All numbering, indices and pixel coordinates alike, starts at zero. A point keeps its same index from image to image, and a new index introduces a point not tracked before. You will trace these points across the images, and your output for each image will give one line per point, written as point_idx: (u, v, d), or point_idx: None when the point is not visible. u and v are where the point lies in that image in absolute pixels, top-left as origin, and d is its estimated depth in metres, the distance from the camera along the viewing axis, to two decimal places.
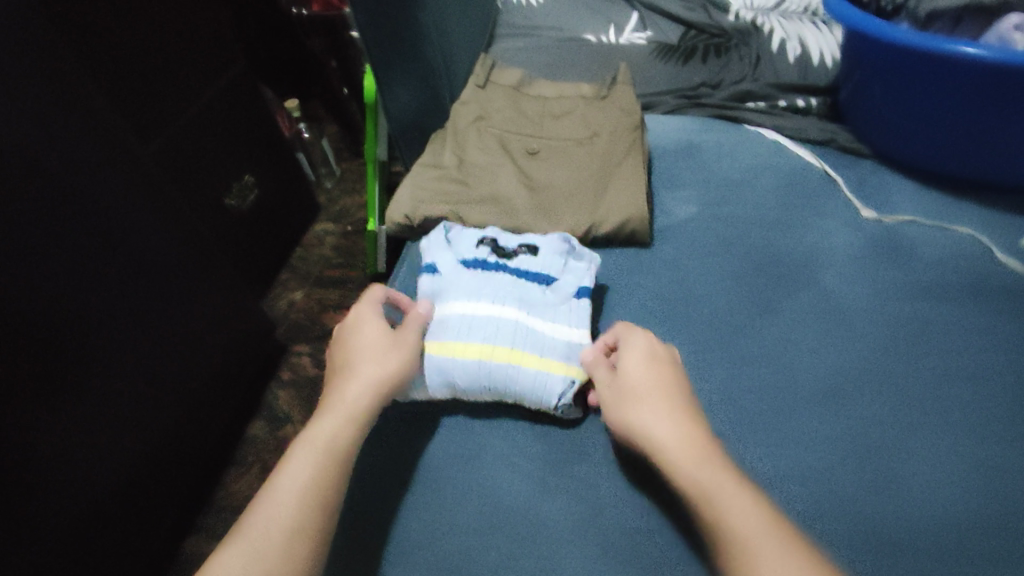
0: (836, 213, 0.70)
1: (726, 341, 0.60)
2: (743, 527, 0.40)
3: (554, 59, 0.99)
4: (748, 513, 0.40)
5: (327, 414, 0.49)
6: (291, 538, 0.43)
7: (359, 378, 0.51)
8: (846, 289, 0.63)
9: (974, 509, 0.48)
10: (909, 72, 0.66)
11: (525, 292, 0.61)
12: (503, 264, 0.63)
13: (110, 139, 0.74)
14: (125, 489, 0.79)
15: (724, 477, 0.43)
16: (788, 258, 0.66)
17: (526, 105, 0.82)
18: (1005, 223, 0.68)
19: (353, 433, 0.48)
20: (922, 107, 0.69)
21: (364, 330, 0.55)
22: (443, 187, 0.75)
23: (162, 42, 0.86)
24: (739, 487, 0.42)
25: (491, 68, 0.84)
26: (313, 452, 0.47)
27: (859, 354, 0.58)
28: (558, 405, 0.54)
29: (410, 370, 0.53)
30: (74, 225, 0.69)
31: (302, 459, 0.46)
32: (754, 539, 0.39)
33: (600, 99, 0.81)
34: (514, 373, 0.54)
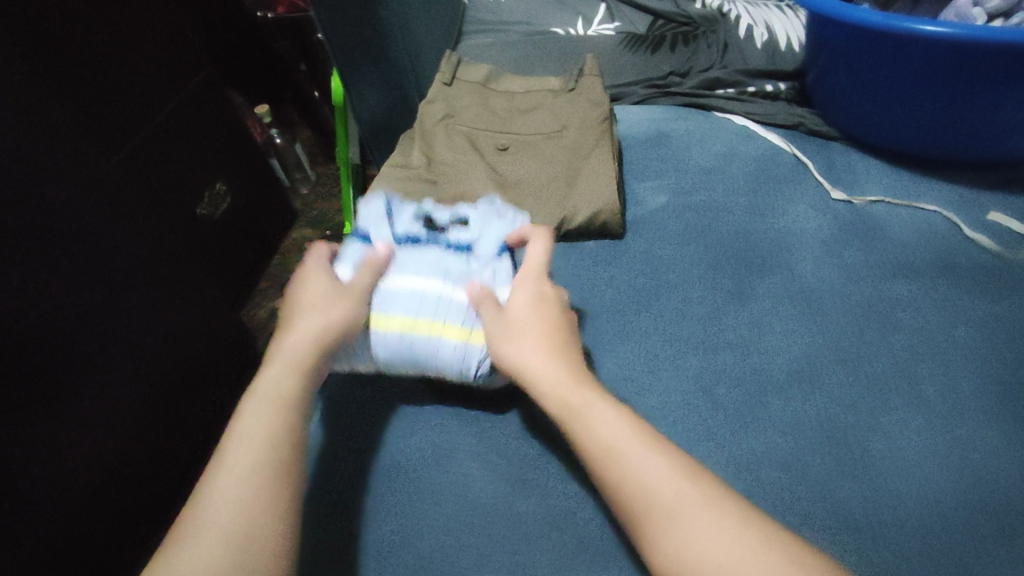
0: (806, 196, 0.70)
1: (702, 329, 0.60)
2: (675, 504, 0.41)
3: (522, 54, 0.99)
4: (660, 466, 0.43)
5: (267, 372, 0.48)
6: (246, 500, 0.41)
7: (299, 331, 0.50)
8: (817, 272, 0.64)
9: (950, 483, 0.48)
10: (874, 55, 0.67)
11: (449, 261, 0.61)
12: (433, 237, 0.65)
13: (71, 150, 0.72)
14: (103, 507, 0.77)
15: (630, 432, 0.45)
16: (759, 244, 0.67)
17: (494, 101, 0.82)
18: (971, 200, 0.68)
19: (297, 383, 0.47)
20: (884, 89, 0.69)
21: (308, 285, 0.54)
22: (414, 187, 0.74)
23: (125, 48, 0.85)
24: (645, 441, 0.44)
25: (457, 64, 0.83)
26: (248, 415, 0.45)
27: (833, 335, 0.58)
28: (474, 371, 0.54)
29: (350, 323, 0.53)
30: (38, 237, 0.67)
31: (250, 418, 0.45)
32: (669, 494, 0.41)
33: (568, 92, 0.80)
34: (432, 341, 0.54)
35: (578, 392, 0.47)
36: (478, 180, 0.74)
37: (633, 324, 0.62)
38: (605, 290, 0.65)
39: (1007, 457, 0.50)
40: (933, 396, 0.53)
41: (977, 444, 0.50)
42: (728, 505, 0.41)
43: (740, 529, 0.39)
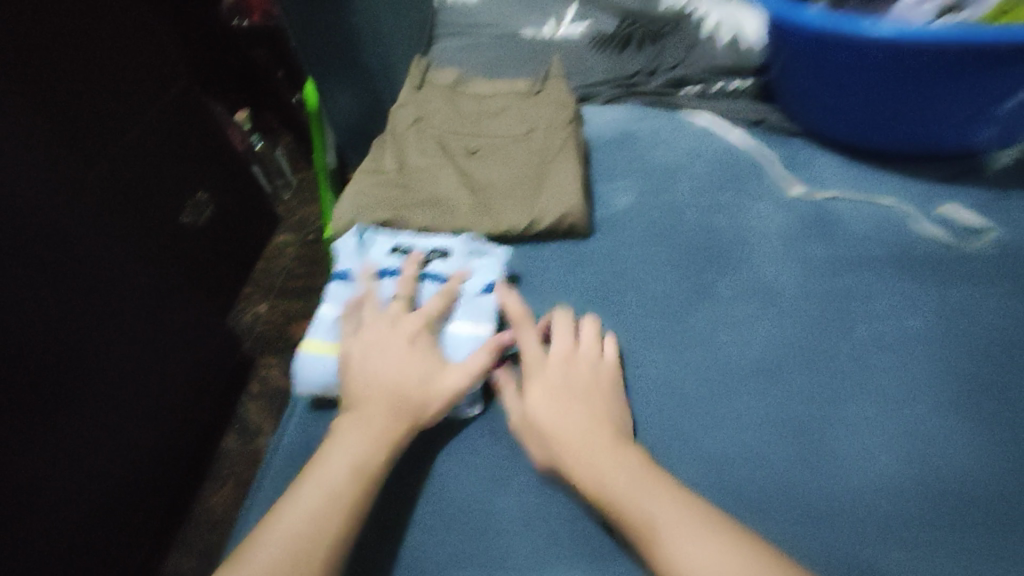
0: (768, 193, 0.72)
1: (665, 327, 0.62)
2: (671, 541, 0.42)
3: (493, 58, 1.00)
4: (664, 507, 0.44)
5: (354, 433, 0.51)
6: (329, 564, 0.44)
7: (379, 398, 0.53)
8: (777, 267, 0.65)
9: (902, 470, 0.50)
10: (825, 56, 0.69)
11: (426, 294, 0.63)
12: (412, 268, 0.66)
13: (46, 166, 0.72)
14: (95, 521, 0.78)
15: (640, 477, 0.46)
16: (722, 241, 0.68)
17: (464, 105, 0.83)
18: (926, 191, 0.70)
19: (382, 455, 0.50)
20: (840, 87, 0.71)
21: (391, 348, 0.57)
22: (385, 194, 0.75)
23: (94, 64, 0.85)
24: (657, 485, 0.45)
25: (425, 69, 0.84)
26: (329, 477, 0.48)
27: (791, 330, 0.60)
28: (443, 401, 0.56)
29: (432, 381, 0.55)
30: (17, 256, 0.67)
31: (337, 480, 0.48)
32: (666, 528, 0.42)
33: (534, 94, 0.81)
34: None
35: (590, 445, 0.49)
36: (448, 184, 0.75)
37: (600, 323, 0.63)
38: (571, 291, 0.66)
39: (958, 441, 0.51)
40: (889, 384, 0.55)
41: (934, 430, 0.52)
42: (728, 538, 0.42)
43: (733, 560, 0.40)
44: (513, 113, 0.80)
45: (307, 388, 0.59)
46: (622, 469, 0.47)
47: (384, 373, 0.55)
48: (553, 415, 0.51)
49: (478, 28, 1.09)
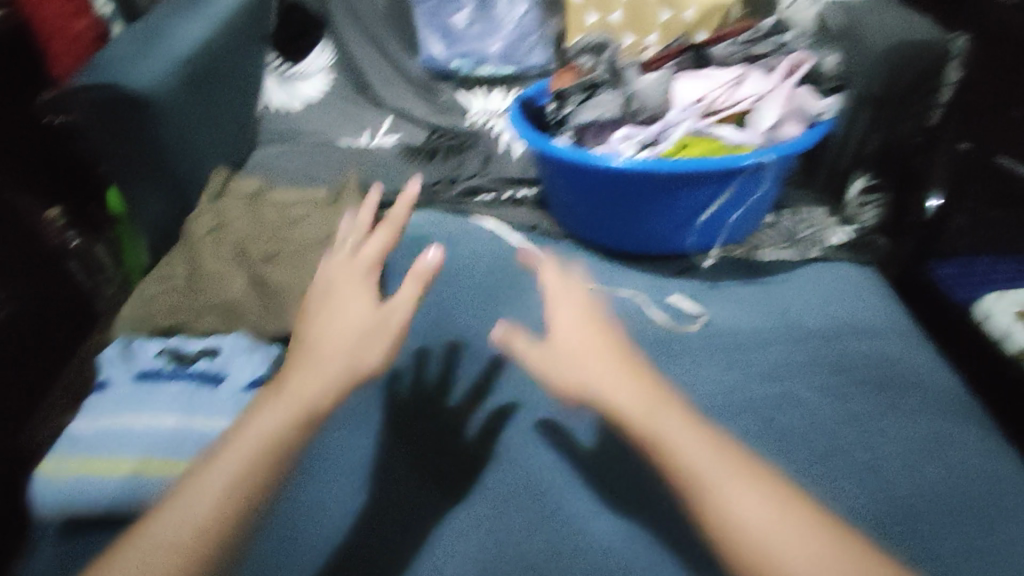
0: (534, 285, 0.79)
1: (423, 416, 0.64)
2: (703, 466, 0.43)
3: (308, 163, 1.06)
4: (702, 450, 0.44)
5: (245, 430, 0.45)
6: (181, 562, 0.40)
7: (333, 359, 0.47)
8: (533, 352, 0.70)
9: (620, 536, 0.54)
10: (572, 176, 0.80)
11: (190, 398, 0.62)
12: (178, 373, 0.64)
13: None
14: None
15: (685, 433, 0.44)
16: (487, 331, 0.73)
17: (265, 211, 0.87)
18: (662, 284, 0.80)
19: (287, 428, 0.44)
20: (589, 201, 0.82)
21: (351, 305, 0.51)
22: (170, 302, 0.76)
23: None
24: (689, 427, 0.45)
25: (224, 180, 0.88)
26: (221, 470, 0.43)
27: (536, 411, 0.63)
28: None
29: (360, 355, 0.48)
30: None
31: (224, 467, 0.43)
32: (709, 474, 0.42)
33: (331, 204, 0.87)
34: (140, 486, 0.54)
35: (634, 391, 0.46)
36: (238, 290, 0.78)
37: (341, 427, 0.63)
38: None
39: (667, 503, 0.55)
40: (607, 460, 0.59)
41: (637, 504, 0.56)
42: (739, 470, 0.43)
43: (729, 485, 0.42)
44: (311, 221, 0.85)
45: (47, 512, 0.55)
46: (672, 406, 0.46)
47: (321, 327, 0.50)
48: (563, 342, 0.50)
49: (303, 134, 1.18)
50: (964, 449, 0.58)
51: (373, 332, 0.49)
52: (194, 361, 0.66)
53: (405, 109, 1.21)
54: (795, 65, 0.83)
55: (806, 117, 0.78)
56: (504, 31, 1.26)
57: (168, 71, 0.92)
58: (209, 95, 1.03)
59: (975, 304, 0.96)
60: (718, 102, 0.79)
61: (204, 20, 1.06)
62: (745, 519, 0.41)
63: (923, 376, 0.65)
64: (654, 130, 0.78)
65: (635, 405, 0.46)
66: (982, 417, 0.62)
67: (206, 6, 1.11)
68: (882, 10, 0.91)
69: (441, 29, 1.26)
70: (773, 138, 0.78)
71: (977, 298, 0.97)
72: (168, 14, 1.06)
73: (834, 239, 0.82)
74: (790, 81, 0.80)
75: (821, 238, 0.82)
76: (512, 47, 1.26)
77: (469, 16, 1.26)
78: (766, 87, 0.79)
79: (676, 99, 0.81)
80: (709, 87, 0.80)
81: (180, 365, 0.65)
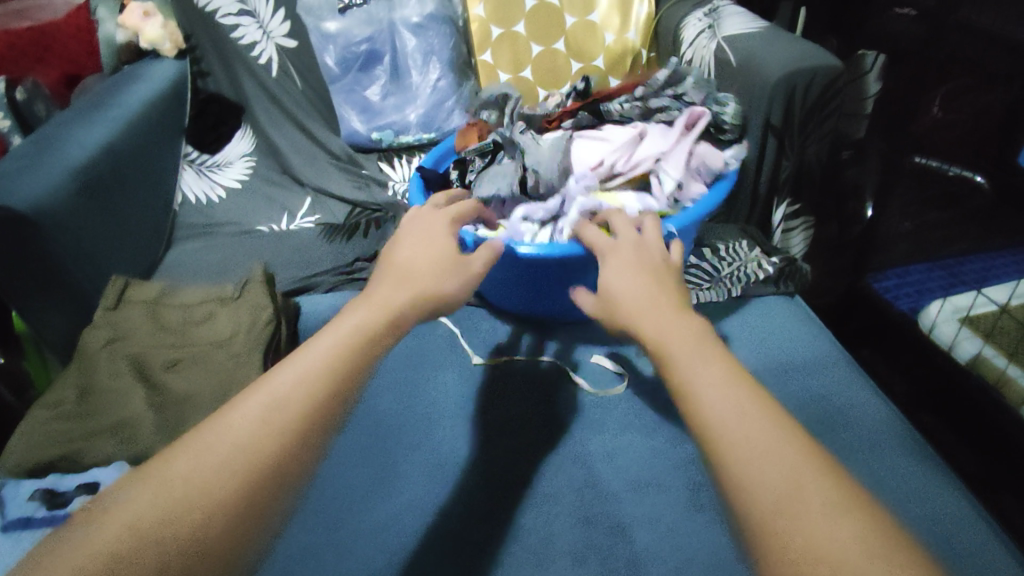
0: (453, 365, 0.84)
1: (340, 519, 0.67)
2: (749, 456, 0.32)
3: (225, 257, 1.01)
4: (735, 410, 0.35)
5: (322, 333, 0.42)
6: (243, 454, 0.36)
7: (419, 275, 0.47)
8: (452, 440, 0.74)
9: None
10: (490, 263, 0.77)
11: None
12: (50, 517, 0.61)
13: None
14: None
15: (725, 378, 0.37)
16: (409, 421, 0.77)
17: (168, 317, 0.83)
18: (578, 348, 0.85)
19: (381, 327, 0.43)
20: (509, 283, 0.81)
21: (427, 242, 0.51)
22: (59, 429, 0.70)
23: None
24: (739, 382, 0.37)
25: (121, 288, 0.84)
26: (291, 375, 0.40)
27: (452, 504, 0.67)
28: None
29: (444, 278, 0.48)
30: None
31: (309, 359, 0.41)
32: (743, 441, 0.33)
33: (237, 298, 0.83)
34: None
35: (667, 324, 0.41)
36: (137, 406, 0.71)
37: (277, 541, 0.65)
38: None
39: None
40: (532, 546, 0.63)
41: None
42: (797, 474, 0.32)
43: (801, 478, 0.31)
44: (216, 319, 0.81)
45: None
46: (726, 372, 0.38)
47: (407, 252, 0.50)
48: (610, 282, 0.47)
49: (218, 226, 1.14)
50: (901, 491, 0.57)
51: (450, 268, 0.49)
52: (68, 500, 0.62)
53: (326, 187, 1.20)
54: (693, 119, 0.80)
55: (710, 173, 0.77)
56: (420, 100, 1.23)
57: (58, 182, 0.88)
58: (111, 200, 0.99)
59: (919, 314, 0.94)
60: (617, 168, 0.79)
61: (104, 124, 1.03)
62: (820, 538, 0.29)
63: (858, 413, 0.64)
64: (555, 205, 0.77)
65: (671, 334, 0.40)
66: (925, 449, 0.60)
67: (107, 109, 1.08)
68: (777, 41, 0.90)
69: (357, 104, 1.25)
70: (679, 200, 0.77)
71: (922, 306, 0.95)
72: (64, 122, 1.02)
73: (756, 271, 0.78)
74: (688, 139, 0.79)
75: (743, 270, 0.79)
76: (430, 114, 1.24)
77: (383, 89, 1.25)
78: (664, 147, 0.79)
79: (576, 166, 0.81)
80: (607, 152, 0.80)
81: (53, 507, 0.61)
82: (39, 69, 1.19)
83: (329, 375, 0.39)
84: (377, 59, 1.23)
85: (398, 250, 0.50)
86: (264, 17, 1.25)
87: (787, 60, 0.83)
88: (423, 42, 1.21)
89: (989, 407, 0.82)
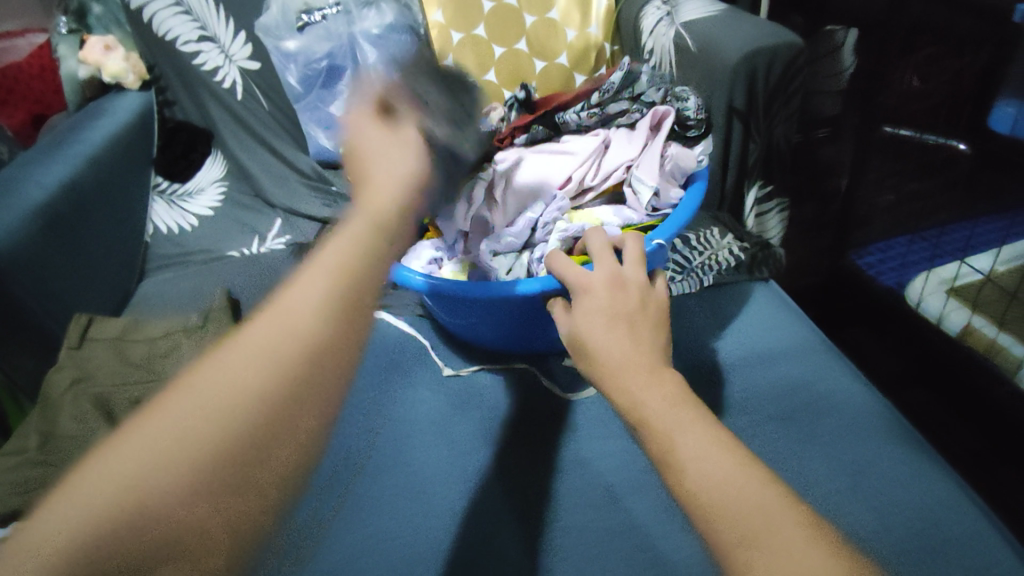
0: (424, 382, 0.77)
1: (301, 558, 0.61)
2: (719, 495, 0.36)
3: (195, 286, 1.00)
4: (711, 457, 0.38)
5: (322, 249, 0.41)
6: (269, 372, 0.35)
7: (384, 173, 0.47)
8: (424, 461, 0.68)
9: None
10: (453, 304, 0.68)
11: None
12: None
13: None
14: None
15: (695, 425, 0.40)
16: (376, 446, 0.71)
17: (132, 352, 0.82)
18: (558, 368, 0.77)
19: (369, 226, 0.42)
20: (476, 322, 0.72)
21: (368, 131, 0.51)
22: (19, 476, 0.66)
23: None
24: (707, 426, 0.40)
25: (84, 325, 0.82)
26: (298, 287, 0.38)
27: (425, 528, 0.62)
28: None
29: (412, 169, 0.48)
30: None
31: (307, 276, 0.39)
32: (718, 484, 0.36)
33: (202, 327, 0.81)
34: None
35: (641, 377, 0.43)
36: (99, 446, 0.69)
37: None
38: None
39: None
40: (511, 562, 0.58)
41: None
42: (771, 525, 0.35)
43: (781, 533, 0.34)
44: (181, 351, 0.79)
45: None
46: (695, 428, 0.40)
47: (365, 146, 0.50)
48: (585, 327, 0.47)
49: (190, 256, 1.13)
50: (886, 476, 0.54)
51: (398, 148, 0.50)
52: None
53: (295, 207, 1.19)
54: (656, 118, 0.71)
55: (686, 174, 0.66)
56: None
57: (16, 222, 0.86)
58: (75, 238, 0.97)
59: (907, 287, 0.92)
60: (587, 181, 0.68)
61: (65, 161, 1.02)
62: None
63: (843, 397, 0.60)
64: (525, 228, 0.65)
65: (634, 368, 0.43)
66: (912, 431, 0.57)
67: (69, 145, 1.07)
68: (735, 23, 0.88)
69: (323, 121, 1.24)
70: (658, 207, 0.67)
71: (909, 281, 0.93)
72: (25, 161, 1.01)
73: (726, 257, 0.76)
74: (657, 139, 0.69)
75: (716, 257, 0.76)
76: None
77: None
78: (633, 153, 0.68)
79: (541, 182, 0.69)
80: (572, 165, 0.68)
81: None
82: (6, 112, 1.22)
83: (341, 274, 0.38)
84: None
85: (357, 150, 0.50)
86: (226, 41, 1.25)
87: (744, 41, 0.81)
88: None
89: (987, 380, 0.80)
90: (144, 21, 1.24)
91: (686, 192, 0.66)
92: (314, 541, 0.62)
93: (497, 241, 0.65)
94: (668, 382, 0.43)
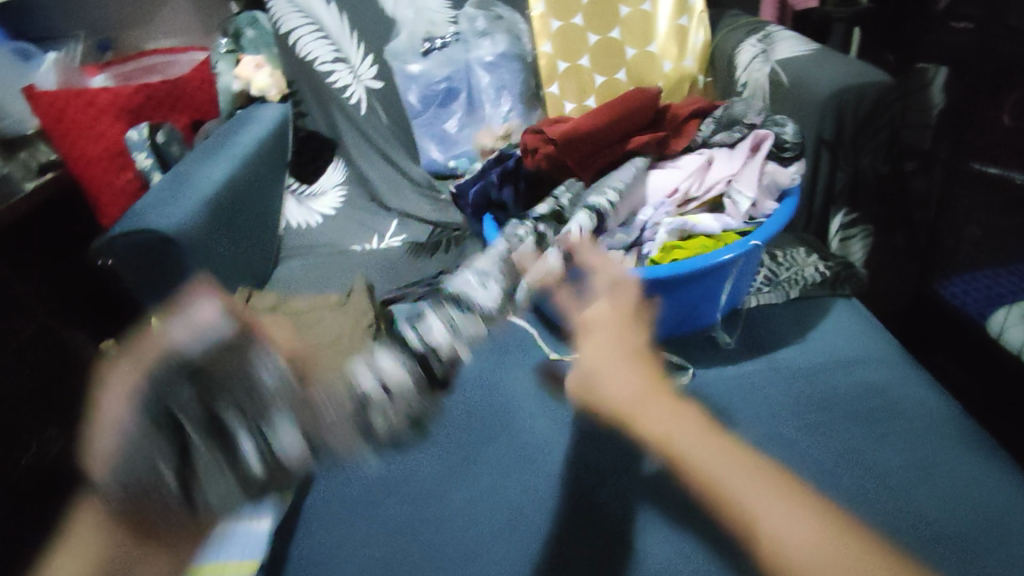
0: (533, 372, 0.90)
1: (434, 505, 0.74)
2: (770, 525, 0.40)
3: (323, 272, 1.16)
4: (756, 487, 0.40)
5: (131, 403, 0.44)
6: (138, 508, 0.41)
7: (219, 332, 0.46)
8: (532, 436, 0.80)
9: None
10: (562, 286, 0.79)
11: None
12: None
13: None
14: None
15: (722, 454, 0.41)
16: (491, 421, 0.83)
17: (283, 322, 0.96)
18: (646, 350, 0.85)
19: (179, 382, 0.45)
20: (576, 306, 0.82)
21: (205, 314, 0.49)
22: None
23: None
24: (732, 453, 0.42)
25: (249, 295, 0.97)
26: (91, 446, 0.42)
27: (536, 489, 0.74)
28: None
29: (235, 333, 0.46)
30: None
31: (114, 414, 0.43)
32: (752, 506, 0.40)
33: (342, 305, 0.95)
34: None
35: (712, 441, 0.42)
36: None
37: (380, 517, 0.73)
38: (352, 486, 0.77)
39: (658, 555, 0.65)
40: (616, 521, 0.68)
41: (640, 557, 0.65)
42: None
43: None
44: (325, 323, 0.93)
45: None
46: (779, 489, 0.41)
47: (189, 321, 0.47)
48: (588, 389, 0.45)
49: (318, 247, 1.29)
50: (954, 471, 0.62)
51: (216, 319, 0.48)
52: None
53: (409, 211, 1.33)
54: (757, 138, 0.78)
55: (778, 190, 0.75)
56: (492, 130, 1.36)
57: (195, 211, 1.03)
58: (236, 225, 1.15)
59: (987, 320, 0.96)
60: (692, 192, 0.78)
61: (227, 159, 1.20)
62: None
63: (918, 406, 0.68)
64: (634, 228, 0.77)
65: (632, 397, 0.42)
66: (983, 438, 0.64)
67: (228, 146, 1.24)
68: (829, 61, 0.96)
69: (436, 136, 1.39)
70: (753, 216, 0.76)
71: (989, 312, 0.96)
72: (196, 158, 1.20)
73: (812, 274, 0.85)
74: (755, 158, 0.77)
75: (800, 274, 0.86)
76: None
77: (460, 121, 1.38)
78: (733, 169, 0.77)
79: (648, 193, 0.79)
80: (679, 178, 0.79)
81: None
82: (172, 116, 1.40)
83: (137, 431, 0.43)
84: (455, 96, 1.36)
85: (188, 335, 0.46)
86: (356, 63, 1.43)
87: (836, 79, 0.89)
88: (495, 78, 1.34)
89: None
90: (290, 43, 1.43)
91: (780, 204, 0.75)
92: (444, 493, 0.75)
93: (611, 237, 0.75)
94: (712, 434, 0.42)
